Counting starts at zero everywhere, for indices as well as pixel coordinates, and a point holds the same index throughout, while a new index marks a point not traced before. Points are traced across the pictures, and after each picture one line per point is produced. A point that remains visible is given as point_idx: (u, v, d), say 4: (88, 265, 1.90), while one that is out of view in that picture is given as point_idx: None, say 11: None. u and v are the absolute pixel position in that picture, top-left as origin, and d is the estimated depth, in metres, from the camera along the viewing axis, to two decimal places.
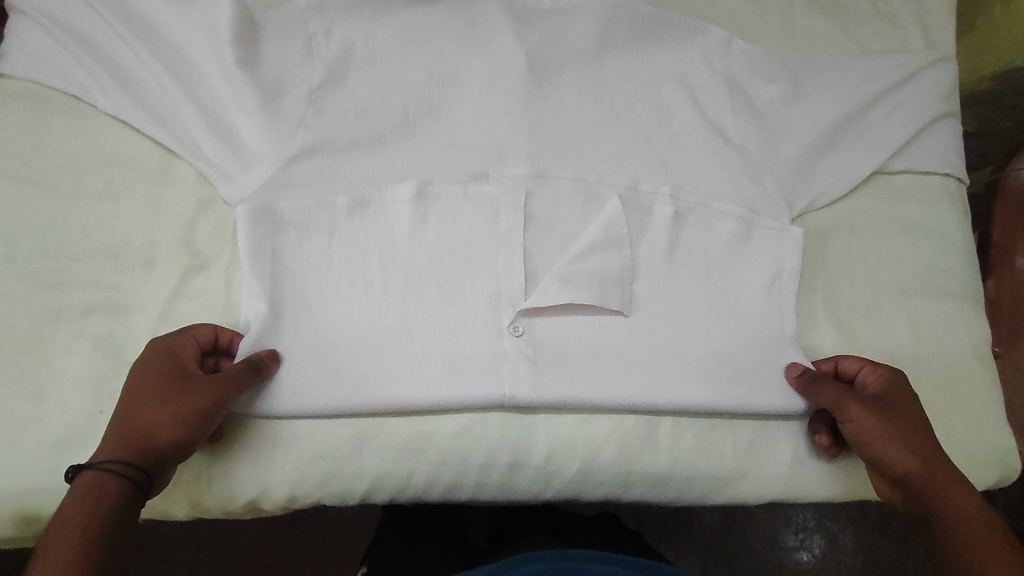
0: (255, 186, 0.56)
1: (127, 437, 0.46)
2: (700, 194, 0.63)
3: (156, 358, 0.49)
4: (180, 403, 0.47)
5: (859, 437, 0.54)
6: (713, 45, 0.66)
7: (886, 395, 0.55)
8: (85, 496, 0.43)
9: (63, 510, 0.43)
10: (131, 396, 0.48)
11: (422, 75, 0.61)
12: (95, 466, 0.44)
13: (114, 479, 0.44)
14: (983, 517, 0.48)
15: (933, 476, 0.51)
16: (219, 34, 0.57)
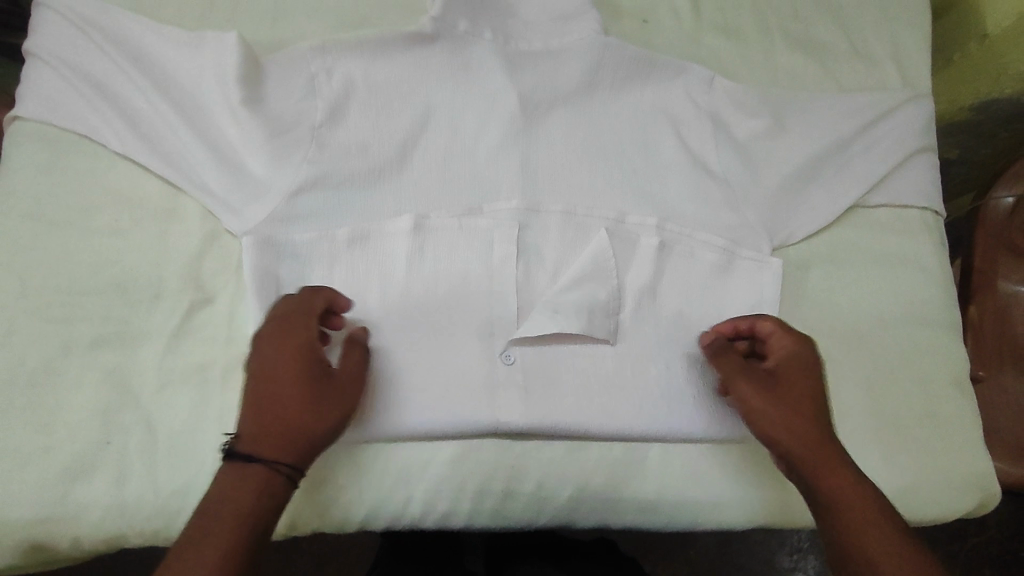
0: (259, 219, 0.58)
1: (284, 428, 0.48)
2: (685, 226, 0.65)
3: (303, 345, 0.51)
4: (331, 404, 0.50)
5: (748, 411, 0.55)
6: (697, 83, 0.69)
7: (793, 371, 0.55)
8: (244, 486, 0.47)
9: (222, 496, 0.46)
10: (305, 383, 0.50)
11: (419, 113, 0.64)
12: (261, 461, 0.47)
13: (275, 476, 0.47)
14: (868, 502, 0.50)
15: (826, 456, 0.52)
16: (227, 78, 0.60)
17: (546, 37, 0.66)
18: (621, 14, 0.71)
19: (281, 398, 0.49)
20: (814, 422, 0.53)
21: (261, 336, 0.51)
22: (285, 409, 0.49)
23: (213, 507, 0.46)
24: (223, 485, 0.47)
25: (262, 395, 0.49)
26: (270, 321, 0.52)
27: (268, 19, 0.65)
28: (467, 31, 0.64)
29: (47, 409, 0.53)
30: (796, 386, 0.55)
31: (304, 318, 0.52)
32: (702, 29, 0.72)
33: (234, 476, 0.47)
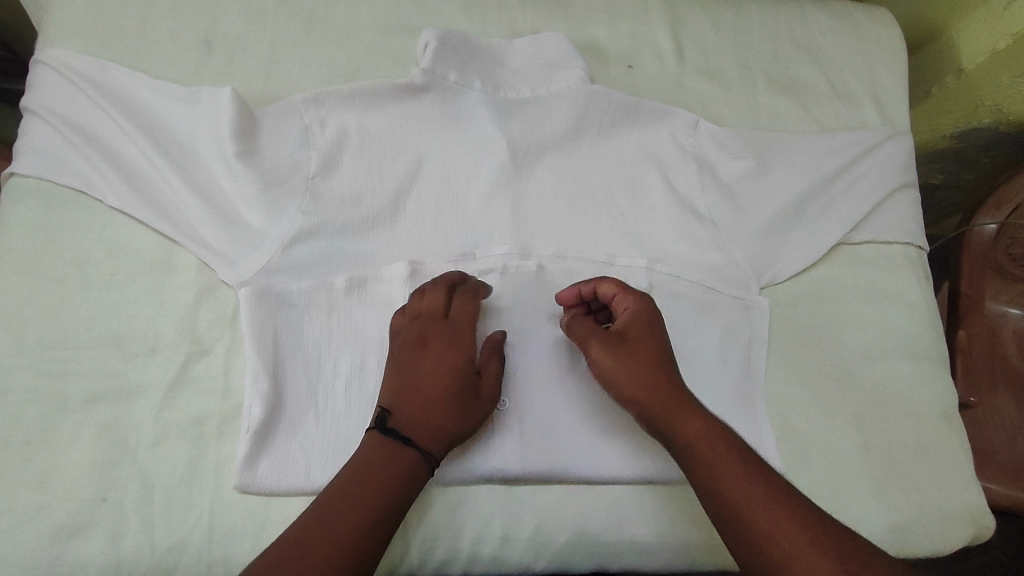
0: (255, 270, 0.59)
1: (439, 412, 0.54)
2: (675, 267, 0.66)
3: (451, 345, 0.57)
4: (473, 401, 0.55)
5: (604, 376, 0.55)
6: (682, 126, 0.71)
7: (642, 333, 0.55)
8: (395, 461, 0.51)
9: (372, 465, 0.51)
10: (448, 374, 0.55)
11: (412, 161, 0.65)
12: (415, 447, 0.52)
13: (422, 463, 0.52)
14: (749, 454, 0.50)
15: (694, 411, 0.52)
16: (223, 131, 0.61)
17: (535, 85, 0.68)
18: (606, 60, 0.73)
19: (432, 394, 0.54)
20: (677, 380, 0.54)
21: (424, 337, 0.57)
22: (434, 404, 0.54)
23: (366, 474, 0.50)
24: (379, 452, 0.51)
25: (413, 388, 0.55)
26: (447, 322, 0.58)
27: (262, 74, 0.67)
28: (456, 81, 0.66)
29: (42, 467, 0.53)
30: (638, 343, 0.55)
31: (459, 321, 0.58)
32: (686, 73, 0.74)
33: (387, 451, 0.51)
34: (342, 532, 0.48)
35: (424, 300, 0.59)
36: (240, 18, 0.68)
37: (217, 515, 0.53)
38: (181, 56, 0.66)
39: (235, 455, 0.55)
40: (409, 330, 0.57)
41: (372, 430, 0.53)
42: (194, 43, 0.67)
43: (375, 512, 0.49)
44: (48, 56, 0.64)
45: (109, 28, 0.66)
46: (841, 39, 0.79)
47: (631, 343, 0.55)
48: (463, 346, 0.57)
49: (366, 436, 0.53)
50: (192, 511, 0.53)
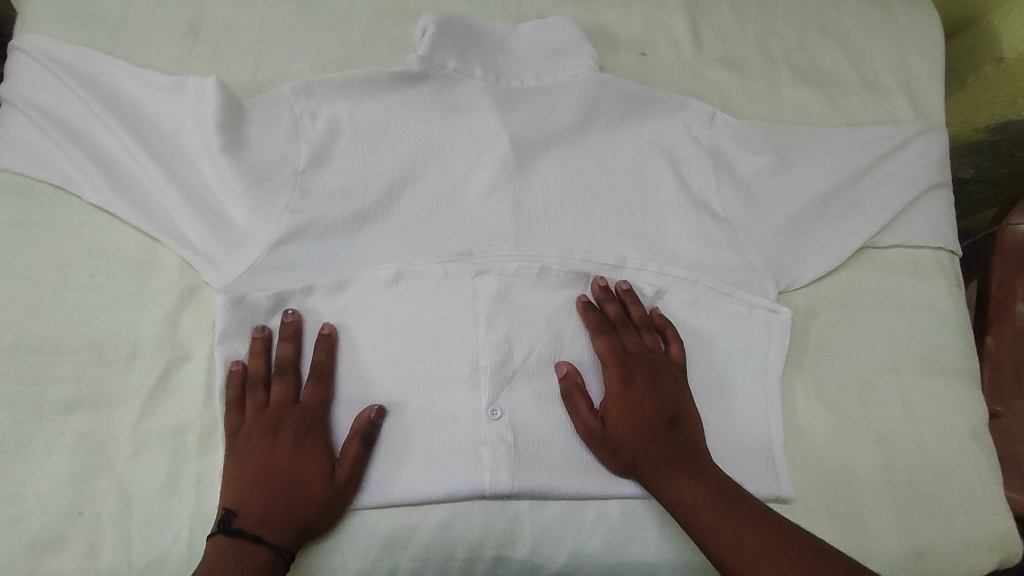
0: (238, 271, 0.56)
1: (286, 508, 0.50)
2: (687, 270, 0.62)
3: (300, 427, 0.53)
4: (328, 486, 0.51)
5: (613, 438, 0.55)
6: (698, 118, 0.66)
7: (625, 412, 0.55)
8: (244, 562, 0.48)
9: (216, 570, 0.47)
10: (292, 465, 0.51)
11: (408, 155, 0.61)
12: (266, 544, 0.49)
13: (273, 559, 0.49)
14: (729, 497, 0.51)
15: (671, 475, 0.52)
16: (206, 123, 0.58)
17: (540, 74, 0.63)
18: (617, 47, 0.68)
19: (287, 483, 0.51)
20: (663, 445, 0.54)
21: (266, 426, 0.53)
22: (286, 493, 0.50)
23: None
24: (222, 558, 0.47)
25: (255, 479, 0.51)
26: (299, 407, 0.53)
27: (250, 62, 0.63)
28: (455, 69, 0.62)
29: (15, 477, 0.50)
30: (641, 406, 0.55)
31: (307, 393, 0.54)
32: (703, 61, 0.69)
33: (233, 552, 0.48)
34: None
35: (272, 387, 0.54)
36: (227, 3, 0.64)
37: (198, 531, 0.51)
38: (165, 42, 0.63)
39: (218, 467, 0.53)
40: (256, 420, 0.53)
41: (216, 535, 0.49)
42: (178, 28, 0.63)
43: None
44: (25, 44, 0.61)
45: (90, 13, 0.62)
46: (873, 24, 0.73)
47: (613, 434, 0.55)
48: (319, 430, 0.53)
49: (211, 542, 0.49)
50: (171, 525, 0.51)
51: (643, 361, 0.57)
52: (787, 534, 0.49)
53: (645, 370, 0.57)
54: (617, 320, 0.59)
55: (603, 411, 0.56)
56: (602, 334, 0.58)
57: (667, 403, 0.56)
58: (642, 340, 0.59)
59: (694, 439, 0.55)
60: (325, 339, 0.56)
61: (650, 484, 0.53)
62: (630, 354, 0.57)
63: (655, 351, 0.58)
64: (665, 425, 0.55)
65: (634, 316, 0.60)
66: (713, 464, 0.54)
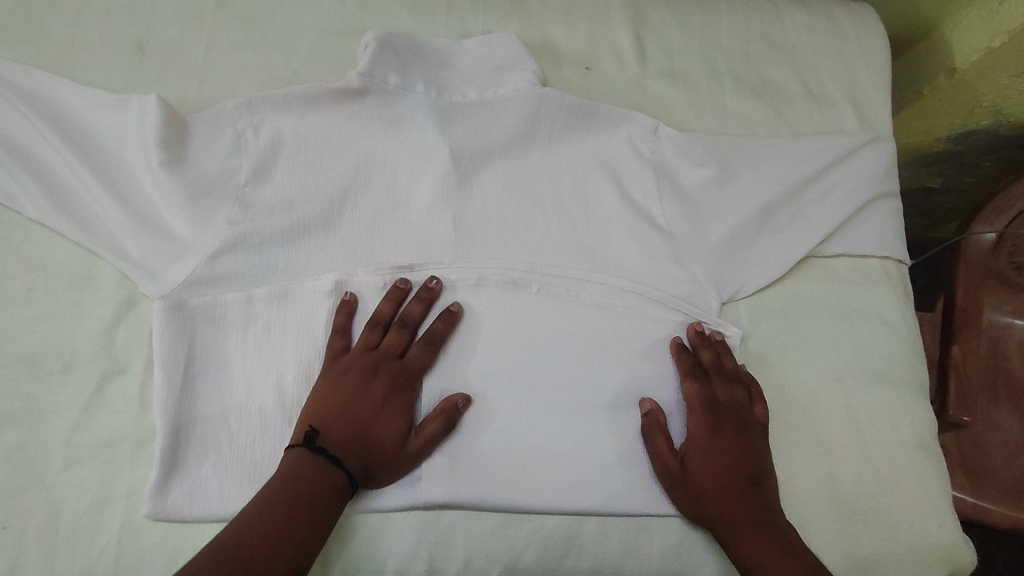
0: (175, 282, 0.56)
1: (360, 447, 0.53)
2: (631, 284, 0.62)
3: (393, 383, 0.56)
4: (401, 446, 0.54)
5: (689, 486, 0.56)
6: (641, 131, 0.66)
7: (704, 459, 0.57)
8: (312, 480, 0.50)
9: (303, 478, 0.49)
10: (370, 415, 0.54)
11: (351, 168, 0.62)
12: (342, 471, 0.51)
13: (348, 485, 0.51)
14: (807, 562, 0.50)
15: (746, 532, 0.53)
16: (147, 139, 0.58)
17: (482, 88, 0.64)
18: (562, 62, 0.69)
19: (367, 425, 0.54)
20: (742, 500, 0.54)
21: (374, 378, 0.55)
22: (361, 436, 0.53)
23: (300, 490, 0.49)
24: (303, 471, 0.50)
25: (337, 411, 0.54)
26: (403, 361, 0.57)
27: (196, 78, 0.64)
28: (397, 84, 0.62)
29: None
30: (721, 456, 0.57)
31: (398, 358, 0.57)
32: (648, 75, 0.70)
33: (312, 470, 0.50)
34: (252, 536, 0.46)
35: (386, 335, 0.58)
36: (176, 21, 0.66)
37: (126, 544, 0.51)
38: (114, 61, 0.64)
39: (147, 480, 0.53)
40: (361, 358, 0.56)
41: (299, 448, 0.51)
42: (125, 47, 0.64)
43: (287, 525, 0.47)
44: None
45: (39, 32, 0.64)
46: (819, 37, 0.74)
47: (690, 478, 0.56)
48: (409, 388, 0.56)
49: (295, 450, 0.51)
50: (98, 539, 0.51)
51: (731, 412, 0.59)
52: None
53: (733, 421, 0.58)
54: (712, 367, 0.60)
55: (684, 455, 0.57)
56: (693, 381, 0.59)
57: (754, 456, 0.57)
58: (733, 392, 0.60)
59: (774, 500, 0.55)
60: (451, 314, 0.59)
61: (722, 536, 0.54)
62: (720, 403, 0.59)
63: (745, 405, 0.60)
64: (747, 480, 0.56)
65: (727, 365, 0.61)
66: (795, 531, 0.53)
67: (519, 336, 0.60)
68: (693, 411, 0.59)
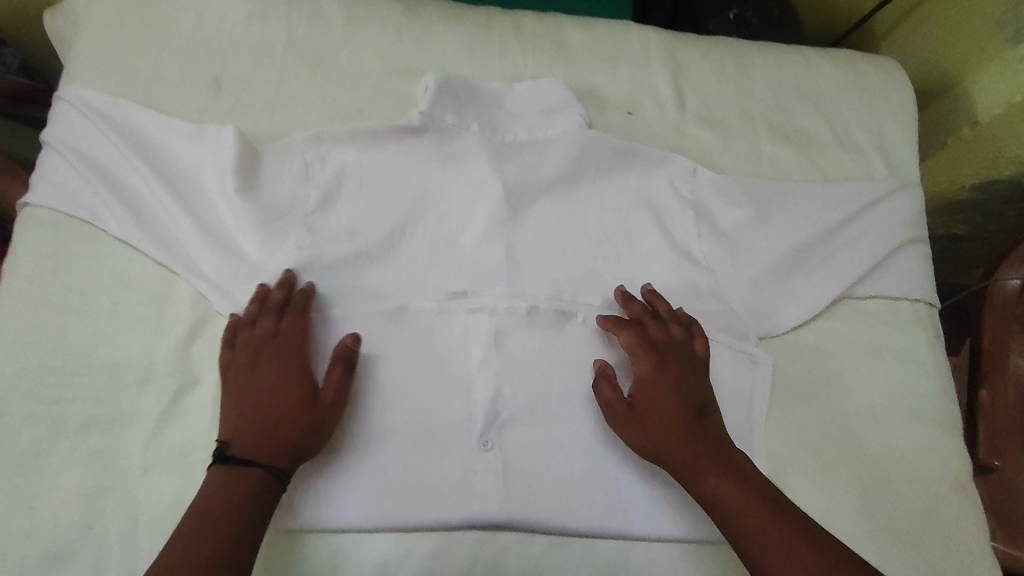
0: (247, 303, 0.60)
1: (280, 428, 0.54)
2: (674, 314, 0.65)
3: (278, 353, 0.57)
4: (321, 408, 0.56)
5: (644, 430, 0.57)
6: (680, 172, 0.70)
7: (648, 399, 0.58)
8: (227, 492, 0.51)
9: (213, 495, 0.51)
10: (275, 395, 0.55)
11: (409, 200, 0.66)
12: (259, 466, 0.52)
13: (272, 477, 0.52)
14: (767, 498, 0.53)
15: (704, 471, 0.55)
16: (225, 168, 0.63)
17: (533, 129, 0.69)
18: (607, 106, 0.73)
19: (278, 406, 0.55)
20: (695, 437, 0.56)
21: (253, 360, 0.57)
22: (266, 428, 0.54)
23: (215, 508, 0.50)
24: (220, 487, 0.51)
25: (252, 401, 0.55)
26: (279, 339, 0.58)
27: (267, 112, 0.69)
28: (454, 123, 0.67)
29: (35, 492, 0.54)
30: (668, 395, 0.58)
31: (274, 340, 0.58)
32: (687, 120, 0.74)
33: (227, 485, 0.51)
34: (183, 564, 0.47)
35: (259, 322, 0.58)
36: (248, 58, 0.70)
37: None
38: (193, 95, 0.68)
39: None
40: (241, 351, 0.58)
41: (213, 464, 0.53)
42: (204, 82, 0.69)
43: (212, 545, 0.48)
44: (71, 94, 0.68)
45: (129, 69, 0.69)
46: (847, 88, 0.78)
47: (641, 418, 0.58)
48: (291, 352, 0.58)
49: (211, 471, 0.52)
50: None
51: (671, 349, 0.61)
52: (813, 534, 0.51)
53: (675, 358, 0.60)
54: (642, 314, 0.63)
55: (631, 397, 0.59)
56: (624, 327, 0.62)
57: (695, 390, 0.59)
58: (669, 330, 0.62)
59: (721, 432, 0.58)
60: (308, 292, 0.60)
61: (679, 473, 0.55)
62: (659, 343, 0.61)
63: (683, 340, 0.62)
64: (693, 415, 0.57)
65: (660, 309, 0.63)
66: (743, 457, 0.56)
67: (573, 364, 0.62)
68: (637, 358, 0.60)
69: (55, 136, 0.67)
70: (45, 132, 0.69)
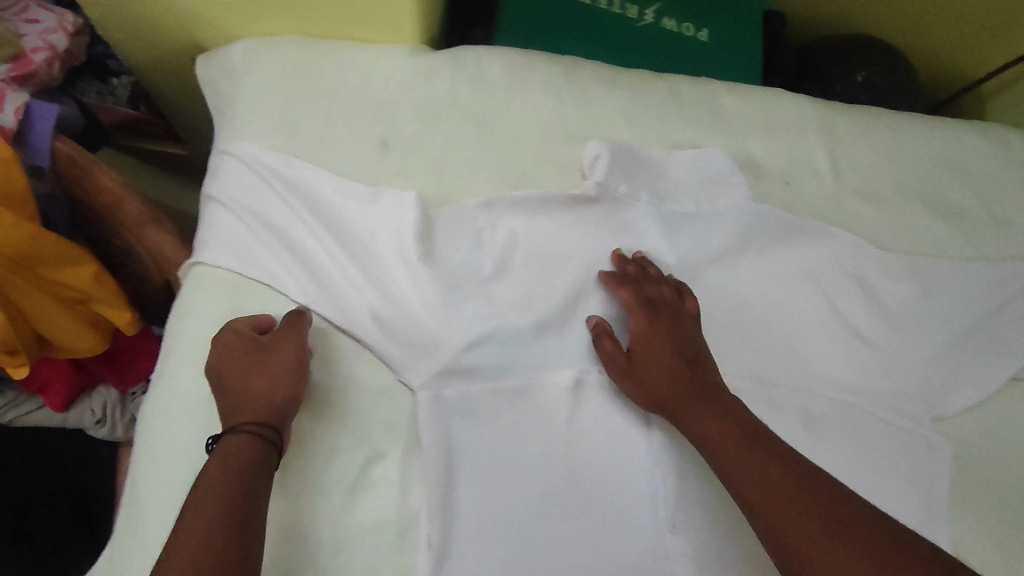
0: (429, 375, 0.61)
1: (259, 399, 0.56)
2: (846, 393, 0.66)
3: (242, 347, 0.59)
4: (287, 364, 0.58)
5: (641, 378, 0.61)
6: (845, 247, 0.71)
7: (648, 355, 0.62)
8: (234, 457, 0.53)
9: (224, 460, 0.52)
10: (226, 393, 0.58)
11: (582, 270, 0.67)
12: (245, 431, 0.54)
13: (257, 436, 0.54)
14: (756, 438, 0.56)
15: (700, 412, 0.58)
16: (407, 237, 0.64)
17: (699, 202, 0.69)
18: (763, 175, 0.73)
19: (238, 391, 0.57)
20: (690, 384, 0.60)
21: (229, 377, 0.58)
22: (254, 388, 0.57)
23: (224, 466, 0.52)
24: (226, 457, 0.52)
25: (232, 386, 0.58)
26: (243, 354, 0.59)
27: (434, 174, 0.68)
28: (625, 194, 0.68)
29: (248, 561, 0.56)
30: (665, 349, 0.62)
31: (243, 343, 0.59)
32: (843, 192, 0.74)
33: (223, 454, 0.53)
34: (206, 522, 0.49)
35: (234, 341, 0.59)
36: (414, 119, 0.70)
37: None
38: (361, 155, 0.68)
39: (416, 566, 0.57)
40: (221, 369, 0.59)
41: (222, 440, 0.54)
42: (371, 141, 0.68)
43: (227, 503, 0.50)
44: (238, 150, 0.68)
45: (297, 126, 0.69)
46: (997, 163, 0.78)
47: (638, 368, 0.62)
48: (249, 352, 0.59)
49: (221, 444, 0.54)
50: None
51: (664, 304, 0.64)
52: (798, 472, 0.54)
53: (670, 313, 0.63)
54: (641, 276, 0.65)
55: (630, 351, 0.63)
56: (618, 282, 0.65)
57: (687, 343, 0.62)
58: (661, 289, 0.65)
59: (715, 381, 0.61)
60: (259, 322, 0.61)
61: (676, 416, 0.59)
62: (654, 300, 0.64)
63: (675, 299, 0.65)
64: (685, 365, 0.60)
65: (652, 273, 0.66)
66: (735, 402, 0.59)
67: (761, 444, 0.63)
68: (639, 317, 0.63)
69: (226, 193, 0.67)
70: (206, 185, 0.69)
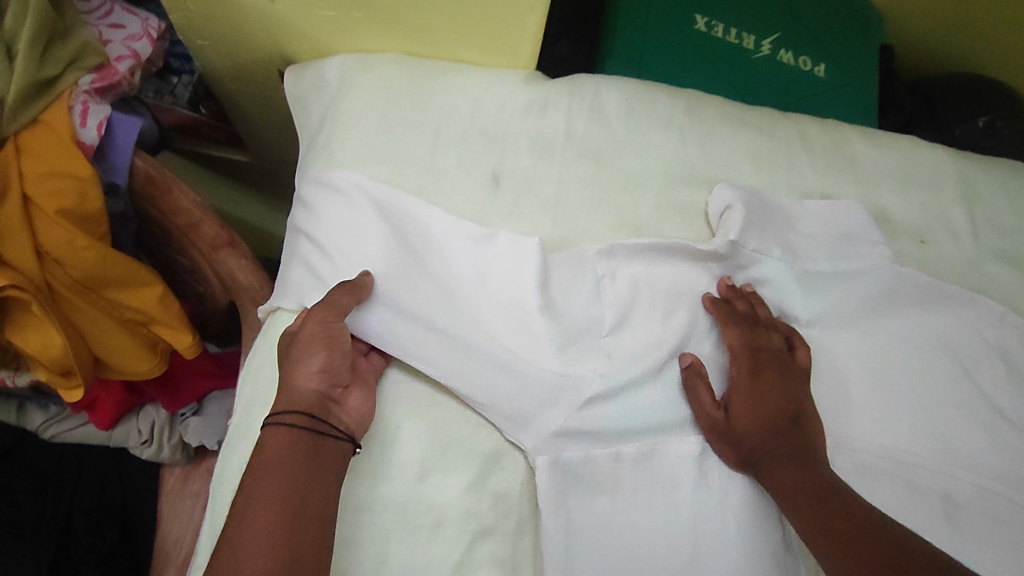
0: (546, 441, 0.55)
1: (291, 388, 0.52)
2: (989, 480, 0.60)
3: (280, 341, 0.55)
4: (313, 345, 0.53)
5: (736, 430, 0.57)
6: (986, 315, 0.65)
7: (748, 407, 0.57)
8: (286, 458, 0.49)
9: (273, 459, 0.48)
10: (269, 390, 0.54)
11: (709, 329, 0.61)
12: (286, 427, 0.50)
13: (300, 431, 0.50)
14: (834, 492, 0.52)
15: (779, 464, 0.55)
16: (526, 283, 0.58)
17: (834, 258, 0.63)
18: (896, 232, 0.67)
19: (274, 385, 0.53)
20: (784, 438, 0.56)
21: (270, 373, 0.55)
22: (285, 378, 0.53)
23: (274, 468, 0.48)
24: (274, 457, 0.49)
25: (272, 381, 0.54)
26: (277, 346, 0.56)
27: (547, 215, 0.62)
28: (756, 248, 0.62)
29: None
30: (767, 394, 0.58)
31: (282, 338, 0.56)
32: (983, 254, 0.68)
33: (270, 451, 0.49)
34: (261, 532, 0.45)
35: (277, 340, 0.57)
36: (527, 154, 0.64)
37: None
38: (471, 191, 0.62)
39: None
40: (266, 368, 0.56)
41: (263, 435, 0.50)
42: (482, 176, 0.63)
43: (282, 510, 0.46)
44: (335, 178, 0.62)
45: (400, 155, 0.63)
46: None
47: (737, 426, 0.56)
48: (282, 343, 0.55)
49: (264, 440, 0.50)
50: None
51: (773, 358, 0.59)
52: (883, 530, 0.49)
53: (774, 366, 0.59)
54: (750, 318, 0.61)
55: (728, 406, 0.58)
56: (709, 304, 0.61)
57: (795, 399, 0.58)
58: (772, 340, 0.60)
59: (818, 443, 0.57)
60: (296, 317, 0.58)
61: (760, 467, 0.55)
62: (759, 349, 0.59)
63: (784, 352, 0.61)
64: (790, 424, 0.57)
65: (760, 315, 0.61)
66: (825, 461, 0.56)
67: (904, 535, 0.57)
68: (738, 356, 0.60)
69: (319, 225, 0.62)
70: (297, 213, 0.64)
